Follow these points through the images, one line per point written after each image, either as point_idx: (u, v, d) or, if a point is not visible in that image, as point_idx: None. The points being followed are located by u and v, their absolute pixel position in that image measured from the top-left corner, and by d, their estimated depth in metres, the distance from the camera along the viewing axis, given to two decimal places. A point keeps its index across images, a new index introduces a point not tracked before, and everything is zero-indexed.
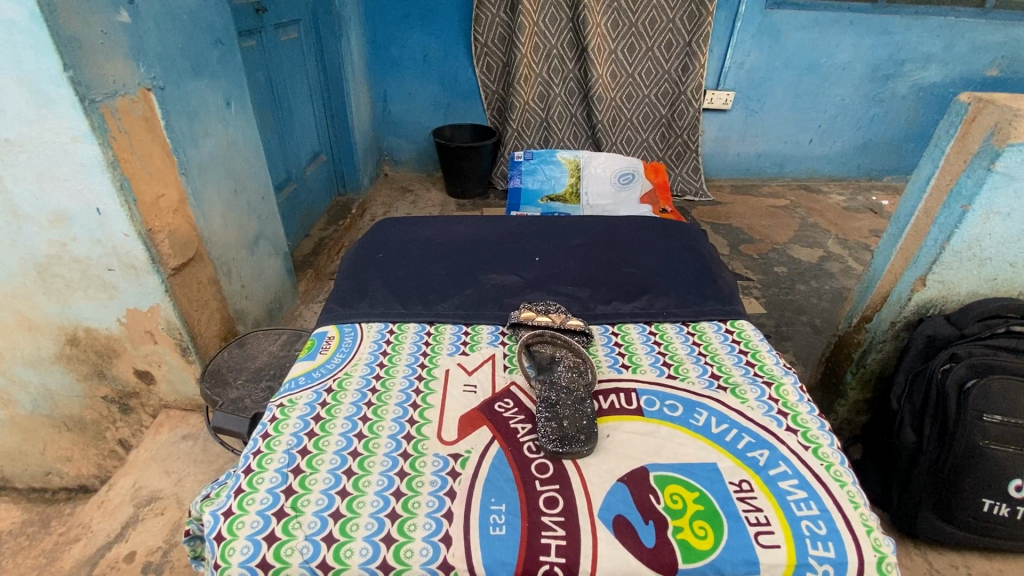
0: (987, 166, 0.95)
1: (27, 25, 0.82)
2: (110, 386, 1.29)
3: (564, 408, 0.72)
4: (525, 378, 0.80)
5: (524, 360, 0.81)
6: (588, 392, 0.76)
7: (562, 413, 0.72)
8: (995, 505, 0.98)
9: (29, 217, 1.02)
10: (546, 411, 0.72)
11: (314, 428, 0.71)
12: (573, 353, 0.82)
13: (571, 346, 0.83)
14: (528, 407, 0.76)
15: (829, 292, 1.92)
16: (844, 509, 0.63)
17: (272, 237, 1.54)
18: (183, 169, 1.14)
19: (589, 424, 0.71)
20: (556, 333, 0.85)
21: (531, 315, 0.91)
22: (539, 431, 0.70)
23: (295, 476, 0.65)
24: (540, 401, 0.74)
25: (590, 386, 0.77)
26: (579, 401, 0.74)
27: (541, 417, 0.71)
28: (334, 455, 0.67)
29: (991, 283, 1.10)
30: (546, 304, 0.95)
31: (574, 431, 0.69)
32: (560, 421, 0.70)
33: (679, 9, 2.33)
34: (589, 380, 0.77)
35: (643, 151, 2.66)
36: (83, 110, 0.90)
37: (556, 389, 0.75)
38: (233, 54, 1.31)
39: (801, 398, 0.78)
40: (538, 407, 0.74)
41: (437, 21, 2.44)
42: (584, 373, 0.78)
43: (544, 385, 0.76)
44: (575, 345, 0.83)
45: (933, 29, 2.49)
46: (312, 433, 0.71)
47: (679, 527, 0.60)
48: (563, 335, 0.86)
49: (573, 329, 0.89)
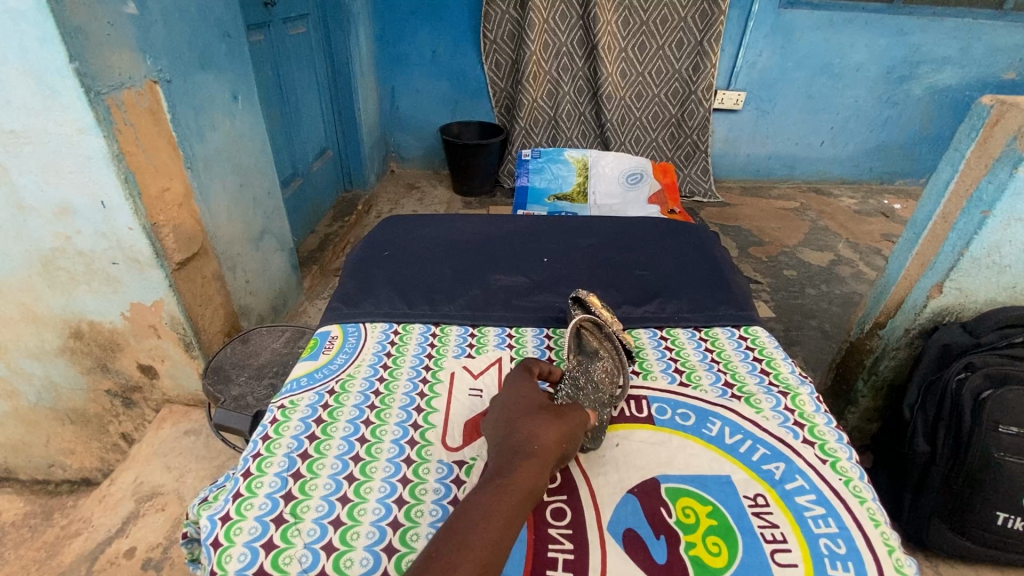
0: (1009, 171, 0.92)
1: (32, 15, 0.80)
2: (113, 379, 1.28)
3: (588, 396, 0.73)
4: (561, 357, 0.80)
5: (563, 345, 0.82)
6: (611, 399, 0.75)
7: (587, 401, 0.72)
8: (1010, 519, 0.96)
9: (34, 209, 1.01)
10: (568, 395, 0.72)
11: (315, 431, 0.70)
12: (616, 349, 0.81)
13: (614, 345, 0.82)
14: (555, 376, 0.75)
15: (839, 296, 1.89)
16: (863, 527, 0.60)
17: (277, 232, 1.53)
18: (188, 163, 1.12)
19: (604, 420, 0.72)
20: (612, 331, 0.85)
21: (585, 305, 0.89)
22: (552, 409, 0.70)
23: (295, 481, 0.63)
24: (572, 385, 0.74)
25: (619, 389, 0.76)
26: (604, 396, 0.74)
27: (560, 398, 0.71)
28: (335, 460, 0.66)
29: (1010, 291, 1.07)
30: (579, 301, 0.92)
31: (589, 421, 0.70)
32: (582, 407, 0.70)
33: (691, 8, 2.29)
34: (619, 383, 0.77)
35: (652, 151, 2.64)
36: (89, 102, 0.89)
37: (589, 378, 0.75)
38: (240, 47, 1.30)
39: (818, 409, 0.76)
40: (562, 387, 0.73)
41: (447, 17, 2.42)
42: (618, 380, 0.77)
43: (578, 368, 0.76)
44: (619, 345, 0.81)
45: (950, 30, 2.45)
46: (313, 436, 0.69)
47: (691, 543, 0.58)
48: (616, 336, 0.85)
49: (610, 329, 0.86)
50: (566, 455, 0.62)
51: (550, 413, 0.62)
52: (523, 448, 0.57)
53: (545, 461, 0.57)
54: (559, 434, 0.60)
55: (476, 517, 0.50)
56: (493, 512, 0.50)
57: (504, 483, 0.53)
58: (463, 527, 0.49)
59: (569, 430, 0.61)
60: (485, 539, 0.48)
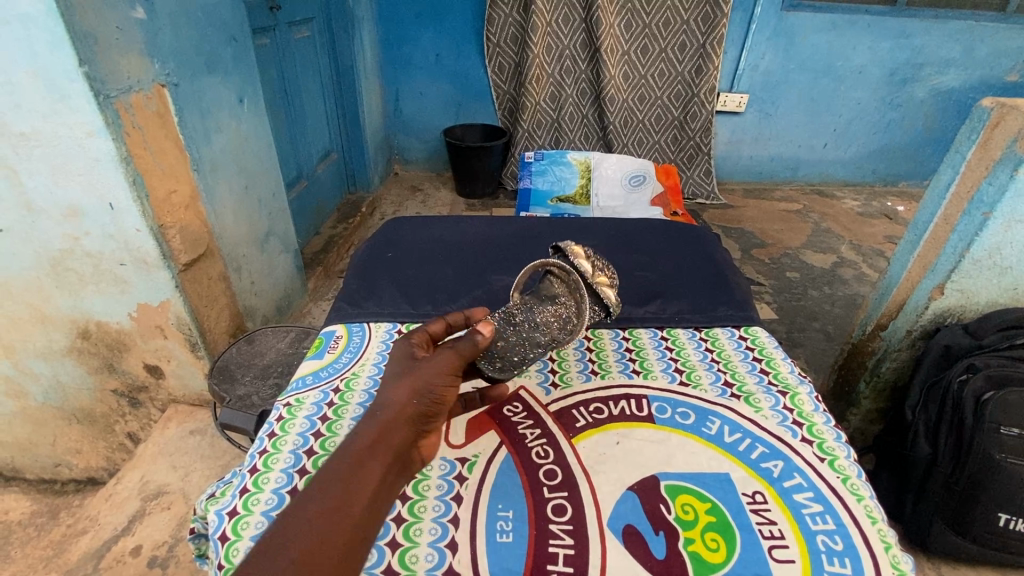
0: (1009, 173, 0.93)
1: (43, 20, 0.82)
2: (120, 379, 1.30)
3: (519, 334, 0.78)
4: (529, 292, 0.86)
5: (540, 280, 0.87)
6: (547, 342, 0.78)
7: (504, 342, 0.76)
8: (1012, 520, 0.96)
9: (43, 211, 1.02)
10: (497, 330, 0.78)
11: (320, 429, 0.71)
12: (581, 291, 0.82)
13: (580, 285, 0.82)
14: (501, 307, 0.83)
15: (842, 298, 1.89)
16: (860, 524, 0.61)
17: (282, 234, 1.54)
18: (195, 165, 1.14)
19: (520, 365, 0.74)
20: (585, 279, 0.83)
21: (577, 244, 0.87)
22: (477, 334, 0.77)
23: (301, 477, 0.64)
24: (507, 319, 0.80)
25: (558, 335, 0.79)
26: (541, 339, 0.79)
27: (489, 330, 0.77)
28: None
29: (1011, 292, 1.08)
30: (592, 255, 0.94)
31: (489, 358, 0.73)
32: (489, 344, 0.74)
33: (694, 11, 2.30)
34: (568, 331, 0.80)
35: (654, 153, 2.65)
36: (98, 105, 0.90)
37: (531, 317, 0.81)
38: (246, 51, 1.31)
39: (817, 407, 0.76)
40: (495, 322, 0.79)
41: (451, 21, 2.44)
42: (562, 327, 0.80)
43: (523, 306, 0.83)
44: (581, 283, 0.81)
45: (953, 33, 2.45)
46: (318, 433, 0.70)
47: (690, 539, 0.59)
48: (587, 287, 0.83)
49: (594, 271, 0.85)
50: (434, 409, 0.56)
51: (405, 371, 0.58)
52: (365, 423, 0.53)
53: (391, 422, 0.53)
54: (411, 389, 0.55)
55: (293, 516, 0.45)
56: (330, 485, 0.48)
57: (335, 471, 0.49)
58: (278, 530, 0.44)
59: (422, 382, 0.56)
60: (310, 523, 0.45)
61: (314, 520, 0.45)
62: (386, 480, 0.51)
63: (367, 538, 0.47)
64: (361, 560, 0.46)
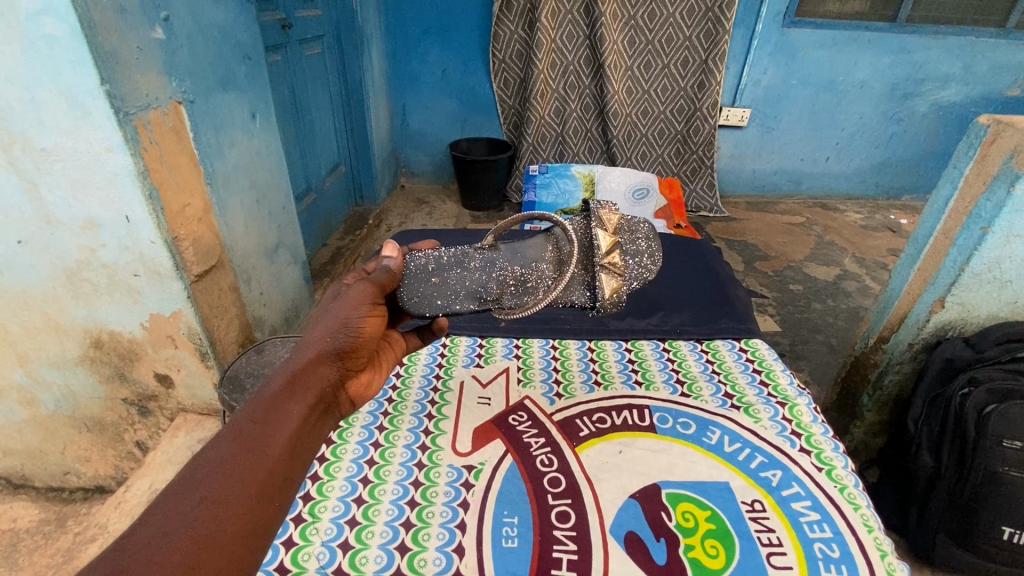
0: (1006, 189, 0.94)
1: (67, 40, 0.86)
2: (130, 389, 1.32)
3: (475, 279, 0.85)
4: (526, 242, 0.91)
5: (545, 235, 0.92)
6: (490, 298, 0.83)
7: (447, 278, 0.84)
8: (1016, 534, 0.96)
9: (61, 223, 1.06)
10: (450, 263, 0.85)
11: (324, 453, 0.74)
12: (569, 261, 0.84)
13: (571, 254, 0.85)
14: (479, 244, 0.89)
15: (846, 311, 1.91)
16: (857, 533, 0.62)
17: (291, 245, 1.58)
18: (208, 179, 1.17)
19: (444, 305, 0.81)
20: (582, 259, 0.87)
21: (610, 215, 0.89)
22: (423, 256, 0.84)
23: (304, 503, 0.67)
24: (474, 259, 0.87)
25: (504, 299, 0.84)
26: (489, 295, 0.84)
27: (442, 258, 0.85)
28: (344, 482, 0.70)
29: (1011, 306, 1.09)
30: (648, 241, 0.93)
31: (410, 286, 0.80)
32: (430, 273, 0.83)
33: (696, 27, 2.34)
34: (520, 296, 0.84)
35: (657, 167, 2.68)
36: (117, 122, 0.94)
37: (498, 265, 0.86)
38: (259, 68, 1.36)
39: (815, 418, 0.78)
40: (452, 256, 0.86)
41: (457, 37, 2.49)
42: (516, 290, 0.85)
43: (491, 255, 0.88)
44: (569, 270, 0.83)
45: (954, 48, 2.48)
46: (323, 458, 0.73)
47: (690, 545, 0.61)
48: (583, 274, 0.86)
49: (609, 250, 0.87)
50: (349, 349, 0.67)
51: (324, 319, 0.68)
52: (285, 369, 0.63)
53: (308, 364, 0.63)
54: (328, 330, 0.66)
55: (204, 460, 0.52)
56: (240, 431, 0.55)
57: (249, 415, 0.57)
58: (192, 472, 0.51)
59: (336, 325, 0.66)
60: (219, 467, 0.52)
61: (222, 463, 0.52)
62: (299, 419, 0.59)
63: (282, 473, 0.55)
64: (274, 496, 0.53)
